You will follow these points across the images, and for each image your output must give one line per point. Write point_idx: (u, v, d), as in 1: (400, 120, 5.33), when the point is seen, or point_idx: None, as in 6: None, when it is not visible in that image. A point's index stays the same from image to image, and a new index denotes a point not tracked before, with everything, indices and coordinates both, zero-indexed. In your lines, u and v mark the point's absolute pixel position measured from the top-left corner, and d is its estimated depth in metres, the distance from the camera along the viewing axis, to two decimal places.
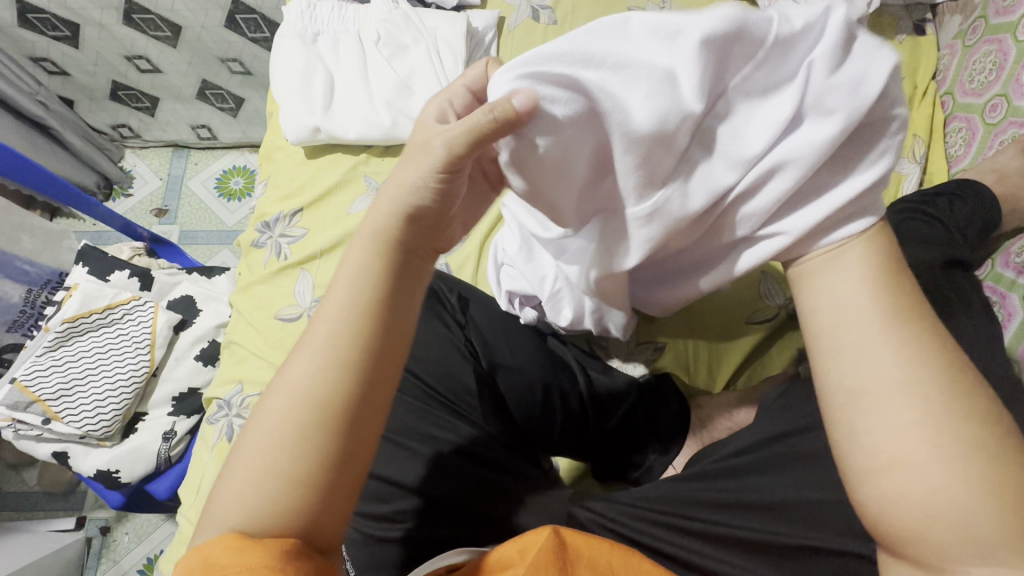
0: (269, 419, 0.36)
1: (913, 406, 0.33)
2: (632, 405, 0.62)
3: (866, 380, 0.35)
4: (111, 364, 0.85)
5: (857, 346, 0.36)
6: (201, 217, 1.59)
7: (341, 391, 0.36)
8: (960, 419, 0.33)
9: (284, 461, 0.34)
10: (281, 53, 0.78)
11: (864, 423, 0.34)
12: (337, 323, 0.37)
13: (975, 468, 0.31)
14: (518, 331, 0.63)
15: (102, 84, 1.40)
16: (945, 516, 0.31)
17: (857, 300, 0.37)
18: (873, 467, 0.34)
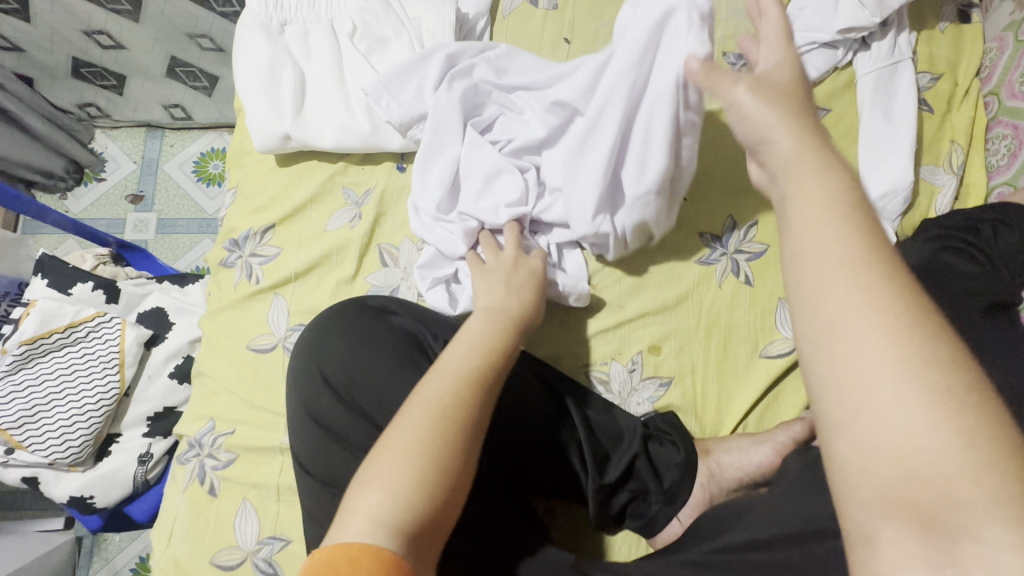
0: (409, 422, 0.42)
1: (887, 341, 0.28)
2: (636, 456, 0.58)
3: (830, 305, 0.30)
4: (77, 387, 0.79)
5: (811, 286, 0.32)
6: (180, 204, 1.50)
7: (469, 400, 0.43)
8: (936, 358, 0.28)
9: (429, 459, 0.40)
10: (244, 47, 0.68)
11: (839, 364, 0.29)
12: (478, 350, 0.47)
13: (951, 422, 0.26)
14: (509, 375, 0.58)
15: (61, 61, 1.28)
16: (921, 472, 0.27)
17: (814, 226, 0.33)
18: (840, 415, 0.29)
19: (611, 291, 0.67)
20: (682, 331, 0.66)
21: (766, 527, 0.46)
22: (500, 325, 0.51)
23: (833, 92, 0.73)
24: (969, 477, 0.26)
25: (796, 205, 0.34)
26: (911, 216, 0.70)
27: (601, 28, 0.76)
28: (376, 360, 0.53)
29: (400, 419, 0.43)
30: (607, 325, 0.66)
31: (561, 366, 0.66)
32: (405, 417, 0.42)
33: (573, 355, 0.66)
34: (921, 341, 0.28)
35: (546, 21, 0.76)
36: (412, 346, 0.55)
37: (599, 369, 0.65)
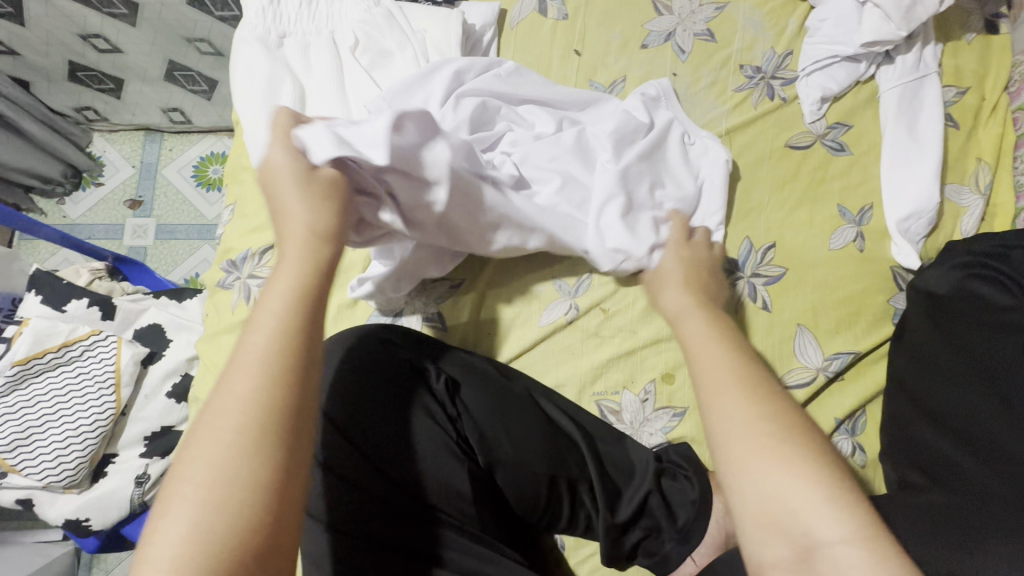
0: (208, 448, 0.37)
1: (744, 406, 0.43)
2: (648, 492, 0.55)
3: (713, 387, 0.45)
4: (71, 408, 0.77)
5: (706, 388, 0.45)
6: (179, 209, 1.48)
7: (265, 402, 0.38)
8: (778, 417, 0.42)
9: (224, 484, 0.36)
10: (241, 60, 0.65)
11: (718, 427, 0.42)
12: (272, 337, 0.40)
13: (788, 457, 0.39)
14: (516, 406, 0.55)
15: (57, 65, 1.26)
16: (777, 499, 0.38)
17: (704, 340, 0.49)
18: (724, 468, 0.41)
19: (623, 316, 0.64)
20: None
21: None
22: (305, 292, 0.42)
23: (855, 107, 0.70)
24: (808, 495, 0.37)
25: (685, 333, 0.51)
26: (935, 237, 0.67)
27: (613, 39, 0.73)
28: (377, 395, 0.51)
29: (188, 453, 0.37)
30: (620, 352, 0.63)
31: (571, 394, 0.63)
32: (195, 446, 0.37)
33: (583, 384, 0.63)
34: (766, 407, 0.42)
35: (555, 32, 0.73)
36: (414, 379, 0.53)
37: (611, 398, 0.63)
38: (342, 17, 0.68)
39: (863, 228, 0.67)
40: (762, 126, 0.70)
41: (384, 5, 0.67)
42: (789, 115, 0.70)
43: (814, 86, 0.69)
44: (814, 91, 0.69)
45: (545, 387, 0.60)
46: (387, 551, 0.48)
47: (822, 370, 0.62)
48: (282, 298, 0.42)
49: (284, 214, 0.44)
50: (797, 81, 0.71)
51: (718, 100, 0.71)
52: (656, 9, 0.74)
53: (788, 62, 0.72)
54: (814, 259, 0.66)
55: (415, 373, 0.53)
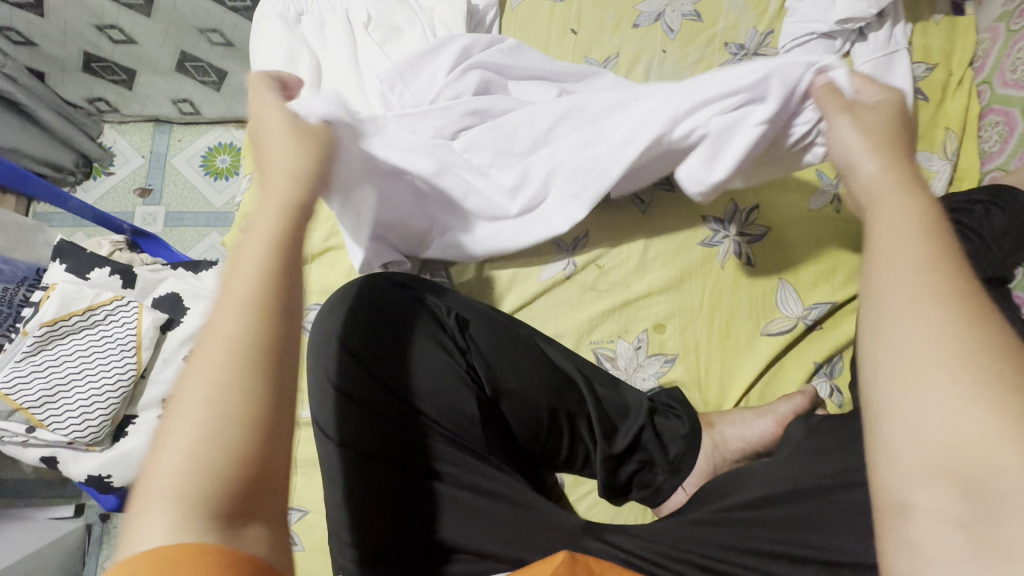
0: (190, 386, 0.30)
1: (941, 320, 0.28)
2: (642, 427, 0.60)
3: (889, 291, 0.30)
4: (95, 368, 0.81)
5: (881, 294, 0.31)
6: (188, 197, 1.52)
7: (252, 328, 0.31)
8: (975, 330, 0.28)
9: (206, 419, 0.29)
10: (262, 36, 0.70)
11: (891, 349, 0.29)
12: (256, 263, 0.34)
13: (995, 405, 0.25)
14: (521, 347, 0.59)
15: (73, 56, 1.30)
16: (966, 444, 0.26)
17: (897, 217, 0.33)
18: (880, 406, 0.29)
19: (618, 271, 0.69)
20: (685, 310, 0.68)
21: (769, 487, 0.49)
22: (288, 222, 0.36)
23: None
24: (1011, 463, 0.24)
25: (877, 214, 0.35)
26: None
27: (607, 19, 0.78)
28: (393, 332, 0.57)
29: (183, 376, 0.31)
30: (614, 304, 0.68)
31: (569, 343, 0.68)
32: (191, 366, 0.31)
33: (581, 333, 0.68)
34: (963, 326, 0.28)
35: (552, 13, 0.78)
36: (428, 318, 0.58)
37: (606, 346, 0.67)
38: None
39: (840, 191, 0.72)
40: None
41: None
42: None
43: None
44: None
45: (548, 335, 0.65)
46: (401, 470, 0.53)
47: (801, 319, 0.67)
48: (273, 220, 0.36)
49: (267, 155, 0.41)
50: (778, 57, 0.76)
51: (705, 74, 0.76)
52: None
53: (769, 40, 0.78)
54: (794, 220, 0.71)
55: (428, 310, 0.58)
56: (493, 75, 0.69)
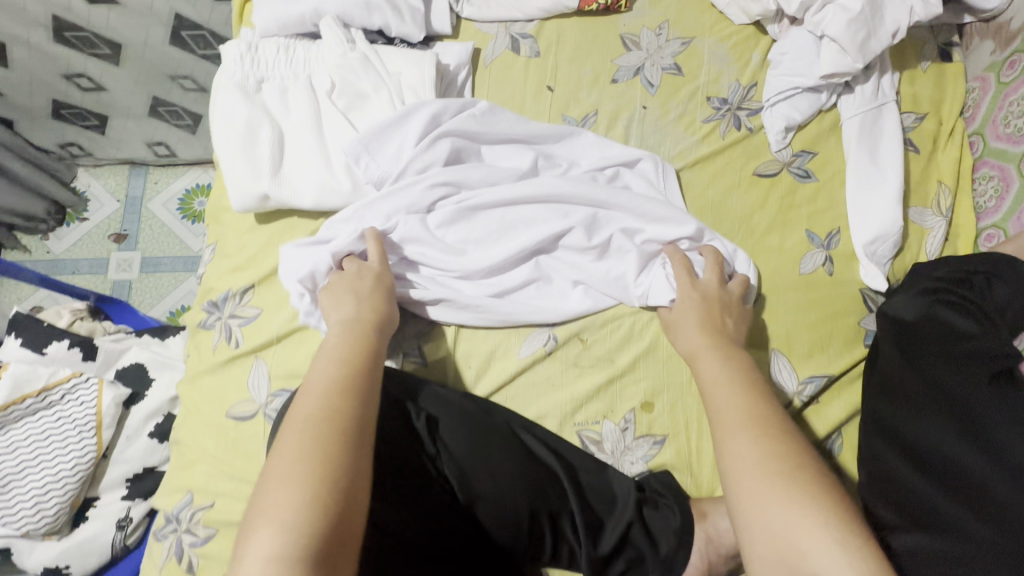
0: (285, 455, 0.46)
1: (744, 438, 0.50)
2: (629, 523, 0.56)
3: (721, 418, 0.52)
4: (51, 453, 0.76)
5: (721, 434, 0.51)
6: (165, 241, 1.48)
7: (335, 411, 0.48)
8: (778, 456, 0.48)
9: (300, 482, 0.44)
10: (220, 107, 0.67)
11: (729, 466, 0.49)
12: (341, 370, 0.51)
13: (790, 504, 0.45)
14: (492, 441, 0.56)
15: (41, 104, 1.26)
16: (780, 543, 0.44)
17: (718, 376, 0.55)
18: (751, 528, 0.46)
19: (602, 345, 0.65)
20: (675, 387, 0.64)
21: None
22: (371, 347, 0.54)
23: (819, 135, 0.73)
24: (817, 545, 0.43)
25: (708, 381, 0.55)
26: (900, 259, 0.70)
27: (584, 75, 0.75)
28: None
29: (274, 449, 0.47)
30: (599, 382, 0.64)
31: (552, 426, 0.64)
32: (286, 442, 0.46)
33: (564, 414, 0.64)
34: (760, 444, 0.49)
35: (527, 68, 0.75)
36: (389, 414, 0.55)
37: (591, 428, 0.63)
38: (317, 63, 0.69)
39: (831, 252, 0.69)
40: (730, 155, 0.72)
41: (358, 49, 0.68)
42: (755, 144, 0.72)
43: (778, 116, 0.72)
44: (778, 121, 0.72)
45: (529, 420, 0.61)
46: None
47: (796, 394, 0.64)
48: (334, 344, 0.54)
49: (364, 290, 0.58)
50: (763, 111, 0.73)
51: (687, 131, 0.73)
52: (625, 44, 0.76)
53: (753, 93, 0.74)
54: (787, 283, 0.67)
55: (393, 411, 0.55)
56: (465, 141, 0.66)
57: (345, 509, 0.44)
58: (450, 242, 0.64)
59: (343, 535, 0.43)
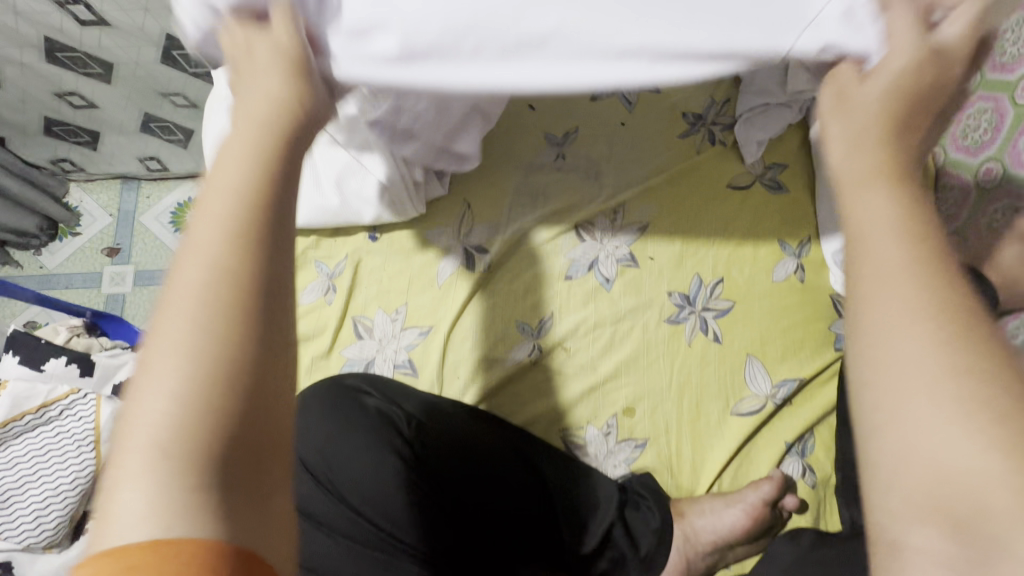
0: (167, 321, 0.28)
1: (919, 301, 0.26)
2: (611, 524, 0.59)
3: (884, 277, 0.27)
4: (50, 468, 0.78)
5: (857, 275, 0.29)
6: (158, 254, 1.50)
7: (229, 285, 0.29)
8: (974, 344, 0.25)
9: (189, 371, 0.27)
10: (217, 131, 0.72)
11: (866, 303, 0.27)
12: (234, 198, 0.31)
13: (982, 418, 0.23)
14: (480, 445, 0.59)
15: (33, 121, 1.27)
16: (953, 468, 0.23)
17: (855, 139, 0.33)
18: (875, 414, 0.26)
19: (585, 352, 0.68)
20: (655, 392, 0.67)
21: None
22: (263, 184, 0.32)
23: (789, 148, 0.76)
24: (995, 482, 0.22)
25: (861, 213, 0.30)
26: None
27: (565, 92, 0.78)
28: (352, 440, 0.55)
29: (146, 353, 0.28)
30: (582, 389, 0.67)
31: (538, 432, 0.66)
32: (164, 326, 0.28)
33: (547, 419, 0.67)
34: (938, 322, 0.26)
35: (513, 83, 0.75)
36: (379, 419, 0.57)
37: (575, 433, 0.66)
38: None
39: (802, 260, 0.72)
40: (705, 169, 0.75)
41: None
42: (728, 159, 0.76)
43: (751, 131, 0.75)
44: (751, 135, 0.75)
45: (515, 425, 0.65)
46: None
47: (770, 396, 0.67)
48: (246, 176, 0.32)
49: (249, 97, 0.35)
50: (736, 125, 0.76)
51: (665, 146, 0.76)
52: None
53: (727, 108, 0.78)
54: (761, 291, 0.70)
55: (383, 416, 0.57)
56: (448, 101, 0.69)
57: (239, 436, 0.27)
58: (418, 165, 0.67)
59: (241, 459, 0.27)
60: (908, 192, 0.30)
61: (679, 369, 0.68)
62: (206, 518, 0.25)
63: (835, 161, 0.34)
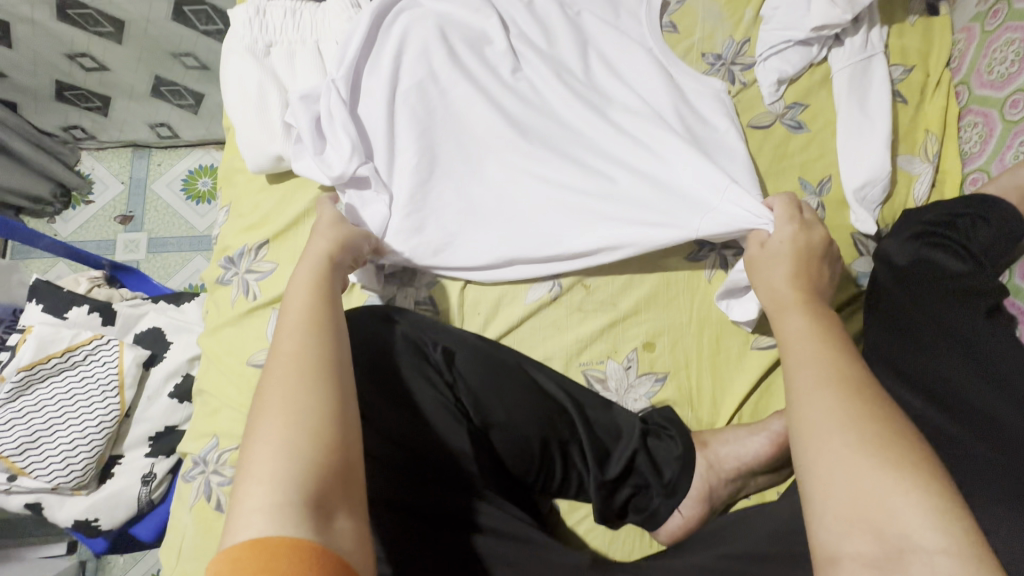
0: (270, 396, 0.45)
1: (836, 400, 0.44)
2: (635, 451, 0.60)
3: (803, 381, 0.47)
4: (77, 411, 0.79)
5: (801, 397, 0.46)
6: (170, 221, 1.50)
7: (315, 358, 0.48)
8: (860, 398, 0.44)
9: (297, 424, 0.43)
10: (232, 71, 0.69)
11: (804, 412, 0.45)
12: (300, 333, 0.49)
13: (866, 443, 0.41)
14: (506, 376, 0.59)
15: (45, 85, 1.27)
16: (863, 490, 0.39)
17: (803, 333, 0.51)
18: (808, 456, 0.43)
19: (606, 289, 0.68)
20: (675, 326, 0.67)
21: (768, 545, 0.51)
22: (320, 295, 0.54)
23: (810, 88, 0.75)
24: (891, 490, 0.38)
25: (784, 326, 0.53)
26: (890, 205, 0.73)
27: None
28: (383, 365, 0.56)
29: (253, 426, 0.44)
30: (604, 325, 0.67)
31: (559, 366, 0.67)
32: (265, 421, 0.43)
33: (569, 354, 0.67)
34: (842, 386, 0.45)
35: (556, 38, 0.74)
36: (409, 348, 0.58)
37: (596, 368, 0.67)
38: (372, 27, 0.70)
39: (822, 198, 0.72)
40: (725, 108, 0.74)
41: (434, 18, 0.71)
42: (748, 99, 0.75)
43: (771, 70, 0.74)
44: (771, 74, 0.74)
45: (537, 360, 0.65)
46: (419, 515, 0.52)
47: None
48: (293, 389, 0.45)
49: (313, 245, 0.59)
50: (755, 66, 0.76)
51: None
52: None
53: (746, 49, 0.77)
54: None
55: (411, 342, 0.58)
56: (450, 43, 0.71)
57: (339, 462, 0.42)
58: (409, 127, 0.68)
59: (336, 479, 0.41)
60: (849, 356, 0.48)
61: (704, 307, 0.68)
62: (308, 510, 0.38)
63: (763, 291, 0.58)
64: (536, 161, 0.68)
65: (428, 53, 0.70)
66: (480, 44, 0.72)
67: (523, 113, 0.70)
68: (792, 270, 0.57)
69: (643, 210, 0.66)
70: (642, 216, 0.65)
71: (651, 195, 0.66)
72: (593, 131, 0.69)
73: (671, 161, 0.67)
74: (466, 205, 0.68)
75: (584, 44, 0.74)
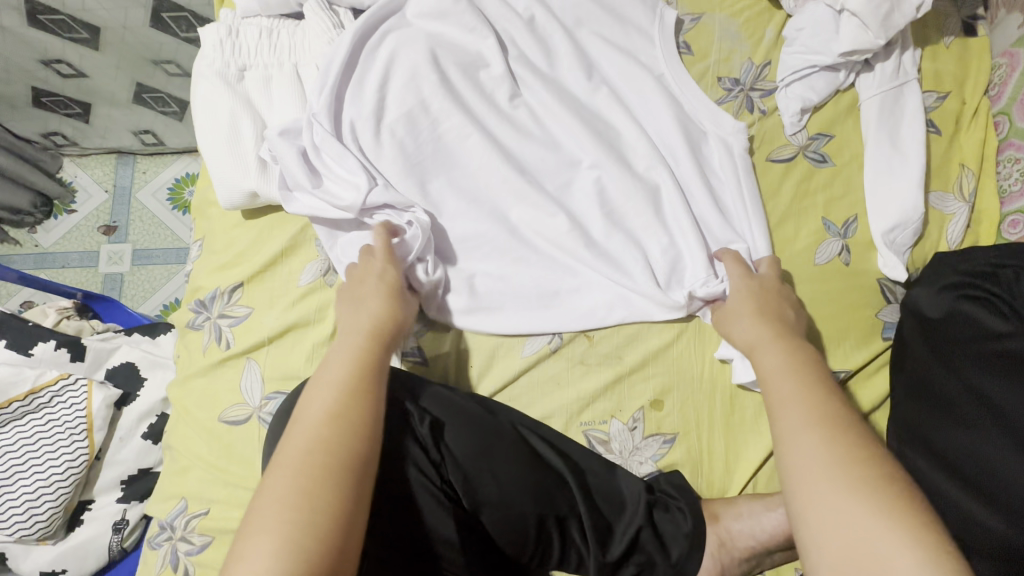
0: (292, 446, 0.44)
1: (822, 442, 0.44)
2: (640, 527, 0.54)
3: (788, 419, 0.46)
4: (41, 457, 0.74)
5: (785, 435, 0.45)
6: (155, 232, 1.44)
7: (348, 411, 0.46)
8: (847, 441, 0.43)
9: (316, 486, 0.42)
10: (203, 99, 0.64)
11: (791, 453, 0.44)
12: (339, 379, 0.48)
13: (857, 494, 0.40)
14: (500, 448, 0.53)
15: (20, 91, 1.21)
16: (855, 541, 0.39)
17: (782, 371, 0.50)
18: (798, 500, 0.42)
19: (610, 341, 0.63)
20: (685, 382, 0.62)
21: None
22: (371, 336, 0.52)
23: (836, 117, 0.69)
24: (883, 544, 0.38)
25: (762, 363, 0.52)
26: (920, 247, 0.67)
27: None
28: None
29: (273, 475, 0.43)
30: (608, 380, 0.62)
31: (558, 426, 0.61)
32: (279, 475, 0.43)
33: (569, 413, 0.61)
34: (824, 428, 0.44)
35: (558, 58, 0.68)
36: (394, 420, 0.52)
37: (598, 428, 0.61)
38: (356, 47, 0.63)
39: (848, 241, 0.66)
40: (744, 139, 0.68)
41: (424, 38, 0.64)
42: (768, 129, 0.68)
43: (793, 97, 0.68)
44: (793, 102, 0.68)
45: (536, 421, 0.59)
46: None
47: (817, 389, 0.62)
48: (316, 444, 0.44)
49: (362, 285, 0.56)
50: (776, 92, 0.69)
51: None
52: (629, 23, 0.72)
53: (766, 73, 0.71)
54: (801, 275, 0.64)
55: (394, 413, 0.52)
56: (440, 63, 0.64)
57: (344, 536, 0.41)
58: (397, 157, 0.62)
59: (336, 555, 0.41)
60: (829, 395, 0.47)
61: (717, 361, 0.62)
62: None
63: (741, 326, 0.56)
64: (537, 198, 0.62)
65: (416, 76, 0.63)
66: (475, 67, 0.66)
67: (524, 142, 0.64)
68: (757, 311, 0.55)
69: (648, 259, 0.62)
70: (657, 264, 0.62)
71: (658, 241, 0.62)
72: (598, 164, 0.63)
73: (672, 217, 0.63)
74: (460, 247, 0.63)
75: (588, 67, 0.67)
